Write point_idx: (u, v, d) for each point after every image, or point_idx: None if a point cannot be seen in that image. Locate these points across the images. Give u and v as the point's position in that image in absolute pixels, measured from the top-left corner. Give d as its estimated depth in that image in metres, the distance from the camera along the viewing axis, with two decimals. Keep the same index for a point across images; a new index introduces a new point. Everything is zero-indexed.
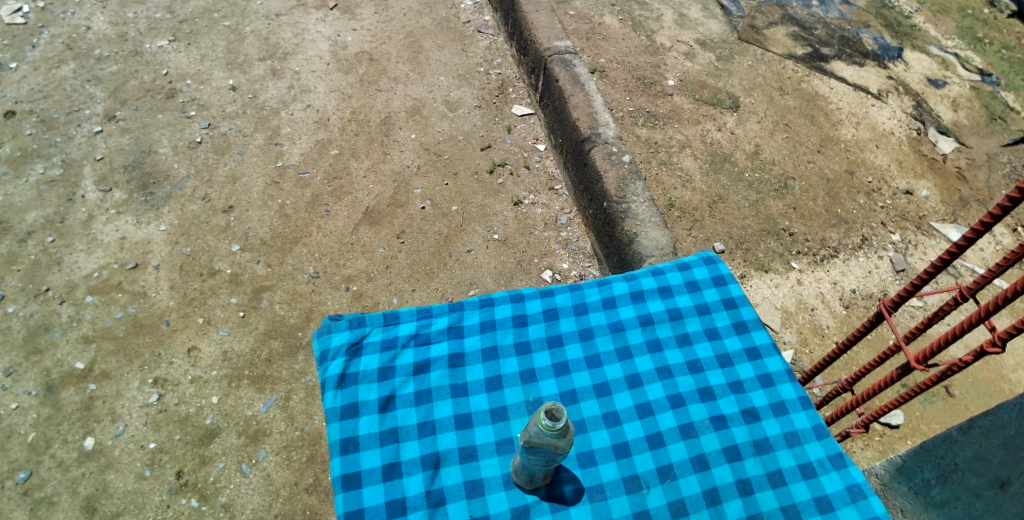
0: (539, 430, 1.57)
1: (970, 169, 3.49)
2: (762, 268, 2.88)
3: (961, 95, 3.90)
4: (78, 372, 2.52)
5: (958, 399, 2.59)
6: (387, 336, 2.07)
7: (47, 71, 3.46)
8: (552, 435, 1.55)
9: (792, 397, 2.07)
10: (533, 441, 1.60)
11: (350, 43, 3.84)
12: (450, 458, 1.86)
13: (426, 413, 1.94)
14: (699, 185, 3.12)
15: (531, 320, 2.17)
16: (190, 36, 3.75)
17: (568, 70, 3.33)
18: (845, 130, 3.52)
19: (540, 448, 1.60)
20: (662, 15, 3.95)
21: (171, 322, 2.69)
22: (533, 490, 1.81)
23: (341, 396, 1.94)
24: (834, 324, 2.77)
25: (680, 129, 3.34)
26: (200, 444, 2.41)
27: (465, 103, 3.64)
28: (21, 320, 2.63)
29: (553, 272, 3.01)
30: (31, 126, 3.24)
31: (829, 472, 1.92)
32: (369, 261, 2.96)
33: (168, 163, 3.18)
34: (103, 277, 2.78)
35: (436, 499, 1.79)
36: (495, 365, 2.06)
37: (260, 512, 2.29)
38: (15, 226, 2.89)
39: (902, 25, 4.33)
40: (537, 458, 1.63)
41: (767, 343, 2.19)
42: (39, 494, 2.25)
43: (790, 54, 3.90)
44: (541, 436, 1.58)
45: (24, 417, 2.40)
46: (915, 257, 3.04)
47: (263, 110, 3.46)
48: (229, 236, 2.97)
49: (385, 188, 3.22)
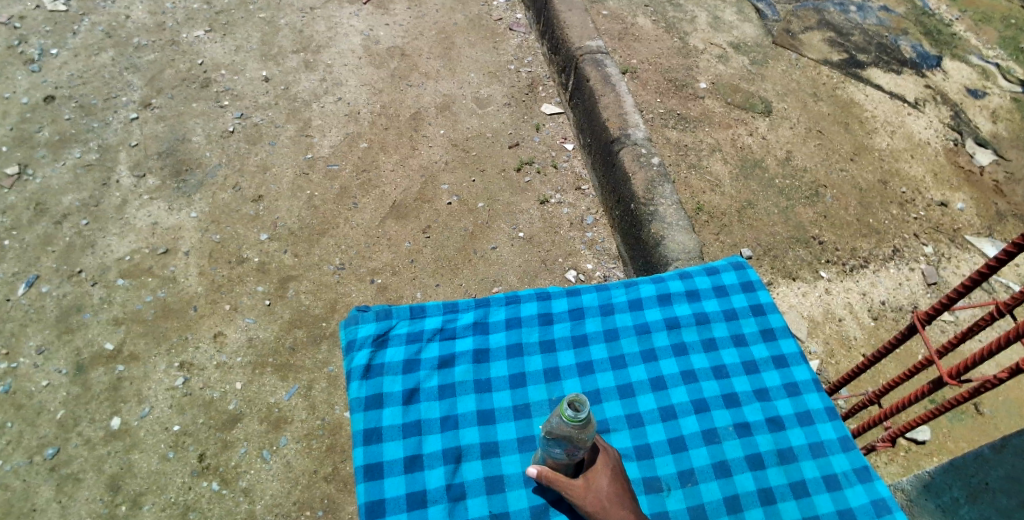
0: (562, 423, 1.56)
1: (1009, 183, 3.40)
2: (790, 276, 2.84)
3: (1001, 106, 3.81)
4: (108, 353, 2.58)
5: (988, 417, 2.53)
6: (413, 329, 2.08)
7: (87, 57, 3.54)
8: (576, 429, 1.52)
9: (819, 407, 2.04)
10: (557, 431, 1.58)
11: (382, 37, 3.87)
12: (471, 453, 1.87)
13: (449, 407, 1.95)
14: (728, 190, 3.09)
15: (557, 319, 2.17)
16: (226, 27, 3.80)
17: (600, 70, 3.32)
18: (879, 139, 3.46)
19: (565, 440, 1.59)
20: (696, 17, 3.92)
21: (199, 307, 2.73)
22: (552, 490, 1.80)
23: (367, 387, 1.96)
24: (862, 335, 2.72)
25: (711, 132, 3.31)
26: (223, 429, 2.44)
27: (495, 101, 3.64)
28: (55, 300, 2.69)
29: (577, 272, 3.01)
30: (70, 111, 3.32)
31: (854, 485, 1.89)
32: (395, 254, 2.98)
33: (201, 152, 3.24)
34: (135, 261, 2.84)
35: (457, 493, 1.80)
36: (520, 362, 2.06)
37: (280, 499, 2.32)
38: (51, 208, 2.96)
39: (942, 33, 4.24)
40: (560, 451, 1.64)
41: (795, 352, 2.15)
42: (66, 470, 2.30)
43: (825, 60, 3.84)
44: (565, 430, 1.56)
45: (54, 394, 2.46)
46: (948, 270, 2.98)
47: (296, 101, 3.50)
48: (259, 225, 3.01)
49: (413, 182, 3.24)
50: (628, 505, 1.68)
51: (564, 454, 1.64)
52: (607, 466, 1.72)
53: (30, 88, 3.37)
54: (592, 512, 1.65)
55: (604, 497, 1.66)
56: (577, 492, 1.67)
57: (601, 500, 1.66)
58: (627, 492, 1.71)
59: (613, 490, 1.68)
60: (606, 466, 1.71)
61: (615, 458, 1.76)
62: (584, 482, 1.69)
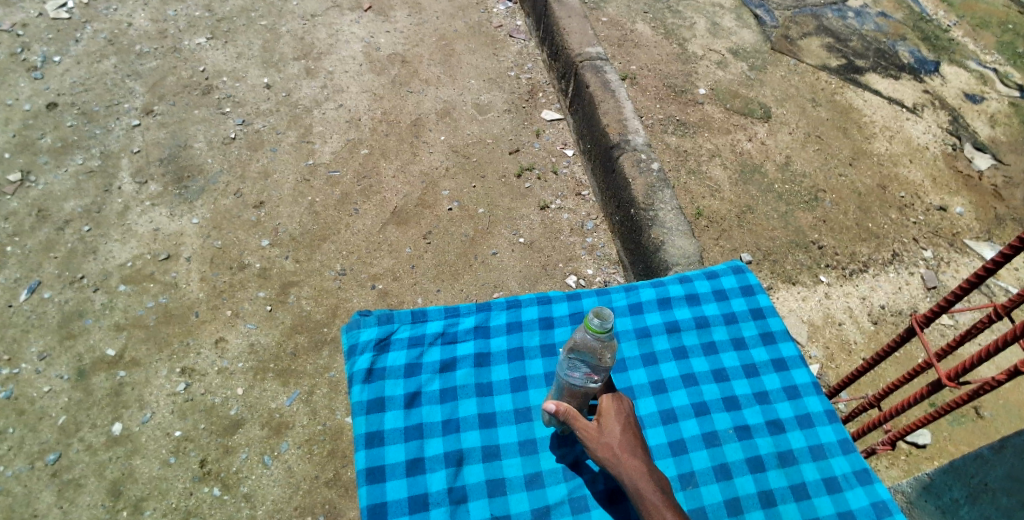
0: (590, 338, 1.63)
1: (1007, 187, 3.41)
2: (790, 280, 2.85)
3: (999, 111, 3.83)
4: (109, 358, 2.58)
5: (989, 420, 2.53)
6: (415, 333, 2.12)
7: (89, 65, 3.56)
8: (606, 343, 1.59)
9: (818, 410, 2.04)
10: (580, 343, 1.66)
11: (383, 44, 3.89)
12: (473, 456, 1.90)
13: (450, 410, 1.97)
14: (728, 194, 3.10)
15: (558, 323, 2.18)
16: (228, 34, 3.83)
17: (599, 76, 3.34)
18: (878, 144, 3.47)
19: (589, 359, 1.67)
20: (695, 23, 3.94)
21: (200, 313, 2.74)
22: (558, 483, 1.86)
23: (368, 390, 1.99)
24: (862, 340, 2.72)
25: (710, 138, 3.32)
26: (224, 435, 2.45)
27: (495, 107, 3.66)
28: (57, 306, 2.70)
29: (577, 277, 3.01)
30: (73, 118, 3.33)
31: (854, 487, 1.89)
32: (396, 260, 2.99)
33: (203, 158, 3.25)
34: (137, 267, 2.85)
35: (458, 496, 1.83)
36: (521, 366, 2.08)
37: (281, 504, 2.32)
38: (54, 214, 2.97)
39: (940, 38, 4.27)
40: (580, 375, 1.72)
41: (795, 355, 2.17)
42: (67, 475, 2.30)
43: (824, 65, 3.86)
44: (593, 345, 1.64)
45: (56, 400, 2.47)
46: (947, 274, 2.99)
47: (297, 108, 3.52)
48: (260, 231, 3.02)
49: (414, 188, 3.25)
50: (640, 454, 1.67)
51: (585, 378, 1.72)
52: (621, 414, 1.74)
53: (33, 94, 3.39)
54: (604, 455, 1.66)
55: (616, 441, 1.68)
56: (589, 433, 1.69)
57: (613, 444, 1.67)
58: (641, 443, 1.70)
59: (626, 436, 1.70)
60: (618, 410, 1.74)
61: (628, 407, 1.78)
62: (597, 425, 1.71)
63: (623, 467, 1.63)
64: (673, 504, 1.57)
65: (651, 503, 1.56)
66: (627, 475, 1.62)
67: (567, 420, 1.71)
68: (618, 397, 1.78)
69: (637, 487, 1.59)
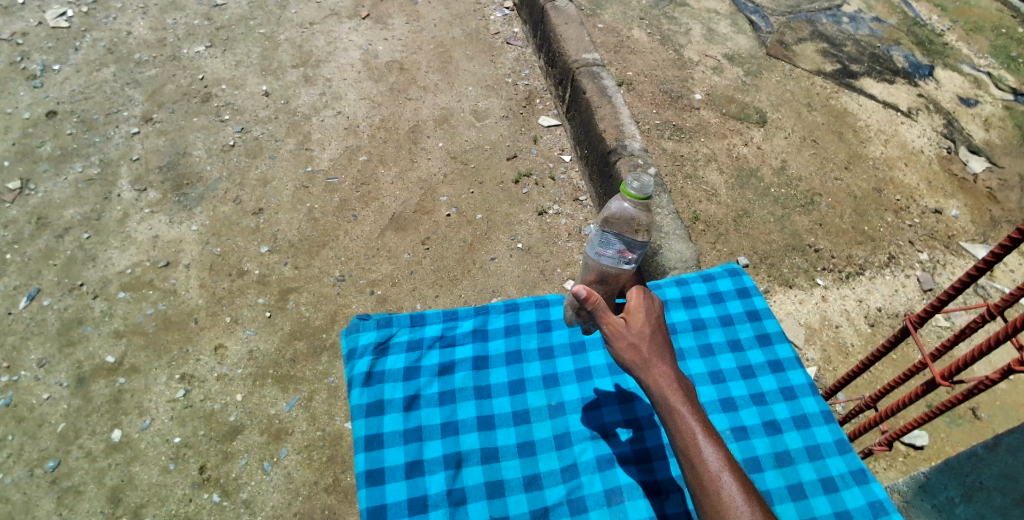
0: (626, 206, 1.86)
1: (1002, 190, 3.43)
2: (787, 284, 2.87)
3: (993, 114, 3.86)
4: (109, 365, 2.59)
5: (986, 421, 2.54)
6: (413, 337, 2.37)
7: (89, 73, 3.58)
8: (641, 208, 1.80)
9: (815, 410, 2.17)
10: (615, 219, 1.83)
11: (381, 52, 3.92)
12: (471, 458, 2.14)
13: (449, 413, 2.22)
14: (725, 199, 3.12)
15: (554, 326, 2.45)
16: (226, 42, 3.85)
17: (596, 82, 3.36)
18: (874, 147, 3.50)
19: (626, 232, 1.86)
20: (691, 29, 3.97)
21: (199, 320, 2.74)
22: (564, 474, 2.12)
23: (367, 394, 2.22)
24: (859, 342, 2.73)
25: (707, 142, 3.35)
26: (224, 441, 2.45)
27: (493, 113, 3.68)
28: (56, 314, 2.71)
29: (575, 281, 3.02)
30: (72, 126, 3.35)
31: (851, 487, 2.01)
32: (394, 266, 3.00)
33: (202, 165, 3.26)
34: (136, 274, 2.85)
35: (457, 498, 2.07)
36: (519, 369, 2.34)
37: (280, 510, 2.32)
38: (53, 222, 2.98)
39: (934, 43, 4.30)
40: (612, 254, 1.78)
41: (791, 357, 2.30)
42: (67, 482, 2.30)
43: (819, 70, 3.89)
44: (630, 213, 1.85)
45: (55, 407, 2.47)
46: (943, 277, 3.00)
47: (296, 115, 3.53)
48: (259, 238, 3.03)
49: (412, 195, 3.27)
50: (668, 359, 1.63)
51: (618, 256, 1.77)
52: (650, 315, 1.69)
53: (32, 103, 3.41)
54: (630, 358, 1.61)
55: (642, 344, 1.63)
56: (615, 331, 1.64)
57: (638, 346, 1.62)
58: (668, 345, 1.67)
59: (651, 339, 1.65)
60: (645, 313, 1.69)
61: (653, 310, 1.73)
62: (624, 325, 1.66)
63: (650, 373, 1.59)
64: (697, 413, 1.57)
65: (677, 412, 1.55)
66: (653, 382, 1.58)
67: (595, 314, 1.64)
68: (647, 297, 1.73)
69: (664, 394, 1.57)
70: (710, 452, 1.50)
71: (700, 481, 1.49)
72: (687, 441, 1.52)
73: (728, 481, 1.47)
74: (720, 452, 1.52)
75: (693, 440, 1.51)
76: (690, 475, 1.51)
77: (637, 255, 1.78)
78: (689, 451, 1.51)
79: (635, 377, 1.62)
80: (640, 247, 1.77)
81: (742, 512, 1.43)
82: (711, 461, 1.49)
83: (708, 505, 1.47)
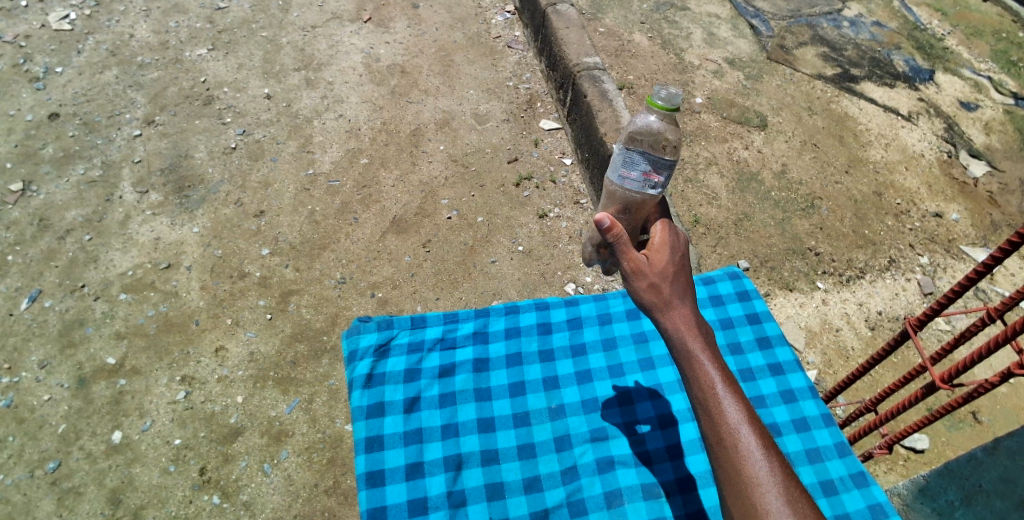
0: (652, 119, 1.74)
1: (1003, 194, 3.44)
2: (787, 287, 2.87)
3: (994, 118, 3.87)
4: (109, 367, 2.59)
5: (986, 425, 2.53)
6: (414, 339, 2.38)
7: (91, 76, 3.59)
8: (668, 120, 1.70)
9: (815, 413, 2.26)
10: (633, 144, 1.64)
11: (383, 55, 3.93)
12: (471, 461, 2.15)
13: (449, 415, 2.23)
14: (725, 202, 3.13)
15: (555, 328, 2.47)
16: (229, 45, 3.86)
17: (597, 86, 3.37)
18: (874, 151, 3.50)
19: (652, 149, 1.74)
20: (692, 33, 3.99)
21: (200, 321, 2.75)
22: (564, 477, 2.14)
23: (368, 396, 2.22)
24: (859, 345, 2.73)
25: (707, 146, 3.35)
26: (224, 443, 2.45)
27: (494, 116, 3.69)
28: (57, 315, 2.71)
29: (576, 284, 3.03)
30: (75, 128, 3.36)
31: (851, 490, 2.08)
32: (395, 268, 3.01)
33: (203, 168, 3.27)
34: (138, 276, 2.86)
35: (457, 500, 2.07)
36: (519, 371, 2.36)
37: (280, 512, 2.32)
38: (55, 224, 2.99)
39: (934, 47, 4.31)
40: (637, 177, 1.58)
41: (791, 360, 2.40)
42: (67, 484, 2.30)
43: (820, 74, 3.90)
44: (656, 128, 1.74)
45: (56, 408, 2.47)
46: (944, 280, 3.00)
47: (297, 118, 3.54)
48: (260, 240, 3.04)
49: (413, 197, 3.27)
50: (690, 300, 1.41)
51: (643, 179, 1.57)
52: (672, 249, 1.45)
53: (35, 105, 3.42)
54: (649, 299, 1.39)
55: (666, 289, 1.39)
56: (636, 270, 1.39)
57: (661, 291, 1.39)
58: (690, 283, 1.44)
59: (676, 282, 1.41)
60: (670, 249, 1.44)
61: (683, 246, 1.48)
62: (645, 262, 1.41)
63: (670, 316, 1.38)
64: (719, 362, 1.37)
65: (697, 361, 1.35)
66: (672, 327, 1.37)
67: (616, 248, 1.41)
68: (670, 228, 1.48)
69: (683, 340, 1.36)
70: (731, 406, 1.32)
71: (717, 437, 1.32)
72: (706, 393, 1.34)
73: (747, 438, 1.31)
74: (742, 405, 1.34)
75: (712, 392, 1.33)
76: (707, 430, 1.34)
77: (665, 178, 1.56)
78: (708, 404, 1.33)
79: (651, 320, 1.41)
80: (668, 168, 1.55)
81: (762, 473, 1.28)
82: (731, 417, 1.31)
83: (725, 465, 1.31)
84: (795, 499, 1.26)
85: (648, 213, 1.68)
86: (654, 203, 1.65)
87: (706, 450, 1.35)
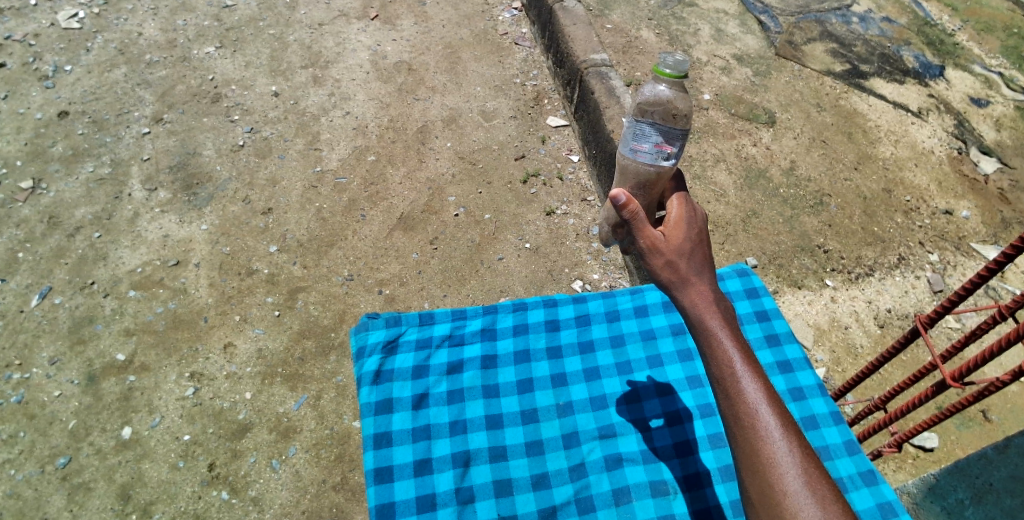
0: (660, 89, 1.69)
1: (1014, 191, 3.41)
2: (796, 284, 2.87)
3: (1005, 114, 3.84)
4: (119, 363, 2.60)
5: (996, 424, 2.51)
6: (422, 337, 2.37)
7: (100, 74, 3.61)
8: (676, 86, 1.64)
9: (824, 411, 2.26)
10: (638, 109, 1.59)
11: (389, 53, 3.93)
12: (480, 457, 2.16)
13: (458, 412, 2.24)
14: (733, 199, 3.12)
15: (563, 325, 2.47)
16: (236, 43, 3.87)
17: (604, 83, 3.35)
18: (883, 148, 3.48)
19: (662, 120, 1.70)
20: (699, 30, 3.97)
21: (209, 318, 2.76)
22: (573, 476, 2.14)
23: (376, 392, 2.23)
24: (869, 343, 2.71)
25: (715, 143, 3.34)
26: (233, 439, 2.46)
27: (501, 114, 3.69)
28: (67, 312, 2.73)
29: (583, 282, 3.02)
30: (83, 126, 3.38)
31: (860, 488, 2.07)
32: (402, 266, 3.01)
33: (212, 165, 3.29)
34: (146, 273, 2.87)
35: (465, 497, 2.08)
36: (527, 368, 2.37)
37: (288, 508, 2.33)
38: (64, 221, 3.01)
39: (945, 43, 4.28)
40: (649, 149, 1.52)
41: (799, 357, 2.40)
42: (77, 479, 2.32)
43: (828, 70, 3.88)
44: (665, 97, 1.68)
45: (66, 404, 2.49)
46: (954, 278, 2.98)
47: (305, 116, 3.55)
48: (268, 237, 3.04)
49: (420, 194, 3.28)
50: (709, 275, 1.39)
51: (655, 151, 1.52)
52: (688, 224, 1.42)
53: (44, 104, 3.44)
54: (665, 277, 1.37)
55: (684, 268, 1.37)
56: (656, 245, 1.37)
57: (679, 271, 1.37)
58: (710, 259, 1.41)
59: (696, 259, 1.39)
60: (690, 225, 1.42)
61: (702, 224, 1.45)
62: (663, 237, 1.39)
63: (688, 293, 1.37)
64: (740, 341, 1.36)
65: (716, 340, 1.34)
66: (689, 303, 1.36)
67: (631, 226, 1.38)
68: (687, 203, 1.46)
69: (700, 318, 1.36)
70: (749, 385, 1.31)
71: (736, 417, 1.32)
72: (723, 373, 1.33)
73: (765, 416, 1.29)
74: (761, 384, 1.32)
75: (731, 372, 1.32)
76: (725, 409, 1.34)
77: (678, 148, 1.52)
78: (725, 384, 1.32)
79: (668, 297, 1.40)
80: (680, 137, 1.50)
81: (780, 453, 1.27)
82: (748, 396, 1.30)
83: (743, 445, 1.31)
84: (814, 481, 1.26)
85: (664, 188, 1.64)
86: (668, 177, 1.61)
87: (724, 428, 1.35)
